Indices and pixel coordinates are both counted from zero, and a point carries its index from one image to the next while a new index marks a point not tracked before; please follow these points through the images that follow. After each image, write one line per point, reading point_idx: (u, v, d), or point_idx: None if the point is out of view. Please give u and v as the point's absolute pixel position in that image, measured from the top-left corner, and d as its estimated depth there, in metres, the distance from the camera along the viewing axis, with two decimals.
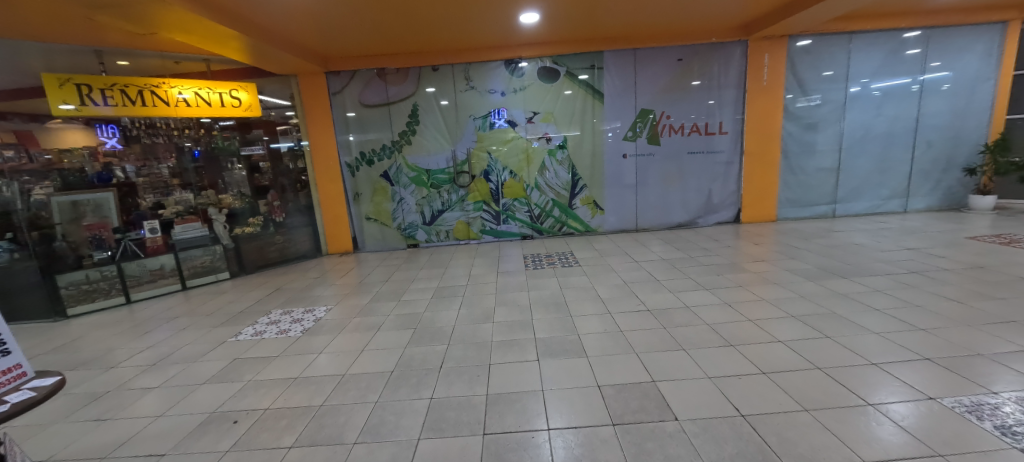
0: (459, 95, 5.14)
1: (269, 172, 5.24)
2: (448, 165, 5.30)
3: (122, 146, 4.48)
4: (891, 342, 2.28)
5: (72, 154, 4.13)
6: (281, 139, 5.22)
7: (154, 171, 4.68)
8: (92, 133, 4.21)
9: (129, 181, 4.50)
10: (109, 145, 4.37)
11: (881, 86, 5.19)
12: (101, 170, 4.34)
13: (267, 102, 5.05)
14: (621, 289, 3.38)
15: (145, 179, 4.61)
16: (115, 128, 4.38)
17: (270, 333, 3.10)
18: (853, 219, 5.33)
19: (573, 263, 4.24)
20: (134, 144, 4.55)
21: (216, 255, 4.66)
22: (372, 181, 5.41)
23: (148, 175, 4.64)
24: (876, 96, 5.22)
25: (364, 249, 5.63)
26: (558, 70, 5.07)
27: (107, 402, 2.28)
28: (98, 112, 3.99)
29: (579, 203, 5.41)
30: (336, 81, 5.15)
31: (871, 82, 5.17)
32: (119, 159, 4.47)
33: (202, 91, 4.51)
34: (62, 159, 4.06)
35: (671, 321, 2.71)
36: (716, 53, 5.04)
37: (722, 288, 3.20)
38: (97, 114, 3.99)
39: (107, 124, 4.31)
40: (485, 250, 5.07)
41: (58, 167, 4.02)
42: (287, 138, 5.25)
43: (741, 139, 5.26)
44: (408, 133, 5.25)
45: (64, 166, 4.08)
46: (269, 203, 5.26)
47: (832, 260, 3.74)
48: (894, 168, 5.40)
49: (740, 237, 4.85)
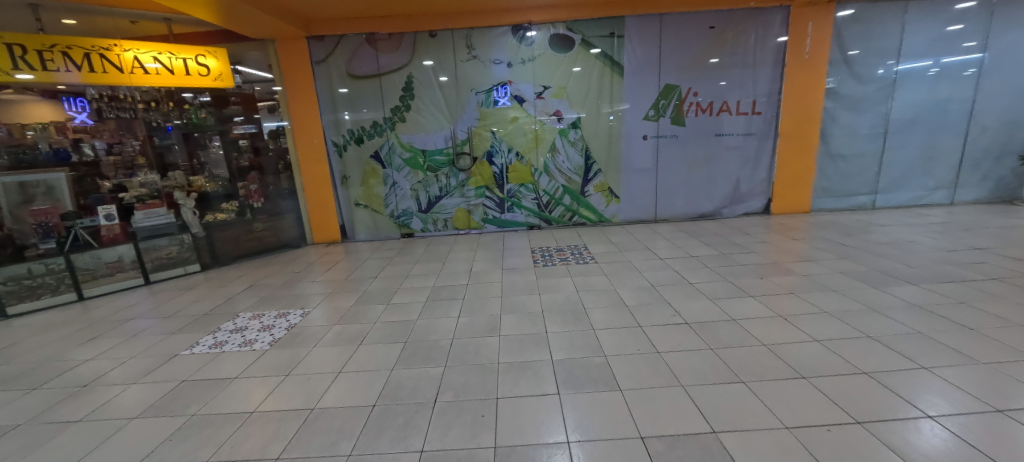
0: (460, 66, 4.52)
1: (249, 151, 4.68)
2: (447, 145, 4.70)
3: (94, 121, 3.92)
4: (1012, 378, 1.77)
5: (35, 128, 3.65)
6: (270, 119, 4.62)
7: (127, 150, 4.15)
8: (59, 107, 3.71)
9: (93, 161, 3.96)
10: (79, 121, 3.83)
11: (903, 69, 4.58)
12: (58, 148, 3.79)
13: (243, 73, 4.42)
14: (649, 294, 2.87)
15: (114, 158, 4.08)
16: (84, 102, 3.82)
17: (231, 344, 2.62)
18: (896, 212, 4.79)
19: (588, 259, 3.72)
20: (110, 120, 3.99)
21: (184, 245, 4.11)
22: (361, 162, 4.78)
23: (119, 153, 4.11)
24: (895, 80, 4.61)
25: (354, 239, 5.04)
26: (572, 37, 4.45)
27: (12, 441, 1.80)
28: (59, 79, 3.51)
29: (592, 191, 4.86)
30: (319, 48, 4.49)
31: (893, 64, 4.56)
32: (90, 135, 3.94)
33: (162, 56, 3.92)
34: (24, 135, 3.62)
35: (718, 341, 2.21)
36: (753, 20, 4.41)
37: (770, 296, 2.70)
38: (60, 81, 3.52)
39: (75, 97, 3.75)
40: (487, 242, 4.55)
41: (19, 143, 3.61)
42: (274, 117, 4.63)
43: (777, 121, 4.67)
44: (402, 108, 4.62)
45: (26, 143, 3.64)
46: (246, 188, 4.71)
47: (888, 261, 3.21)
48: (944, 155, 4.82)
49: (771, 231, 4.33)
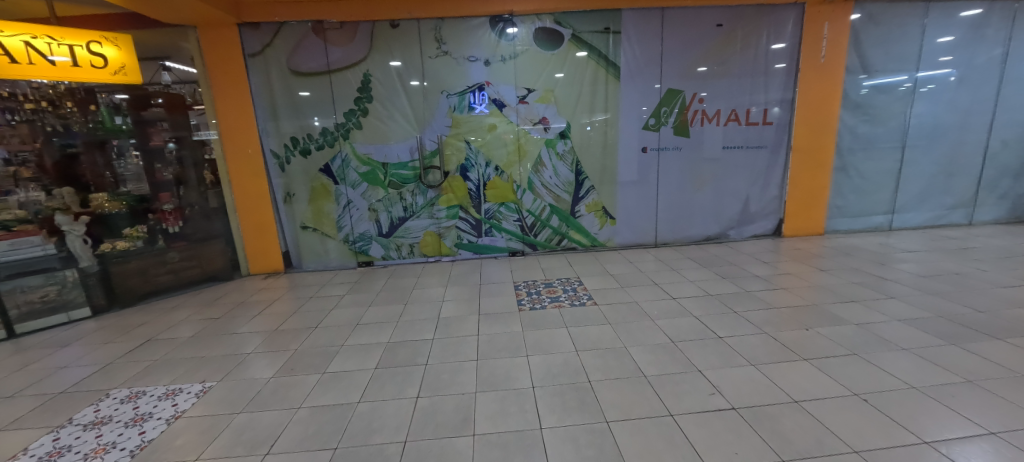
0: (428, 63, 3.80)
1: (174, 163, 3.81)
2: (413, 157, 3.95)
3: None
4: None
5: None
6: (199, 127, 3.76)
7: (26, 159, 3.20)
8: None
9: None
10: None
11: (872, 83, 4.13)
12: None
13: (174, 70, 3.63)
14: (669, 354, 2.20)
15: (13, 169, 3.15)
16: None
17: (72, 453, 1.75)
18: (916, 234, 4.34)
19: (585, 298, 3.03)
20: (21, 124, 3.16)
21: (66, 283, 3.23)
22: (308, 177, 3.97)
23: (19, 163, 3.18)
24: (863, 94, 4.14)
25: (300, 268, 4.19)
26: (562, 32, 3.81)
27: None
28: None
29: (584, 211, 4.20)
30: (253, 39, 3.68)
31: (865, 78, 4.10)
32: None
33: (37, 41, 2.94)
34: None
35: (791, 443, 1.53)
36: (764, 18, 3.90)
37: (831, 360, 2.07)
38: None
39: None
40: (462, 273, 3.81)
41: None
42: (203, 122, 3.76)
43: (789, 132, 4.16)
44: (358, 112, 3.85)
45: None
46: (158, 208, 3.80)
47: (947, 303, 2.66)
48: (962, 171, 4.42)
49: (790, 257, 3.76)
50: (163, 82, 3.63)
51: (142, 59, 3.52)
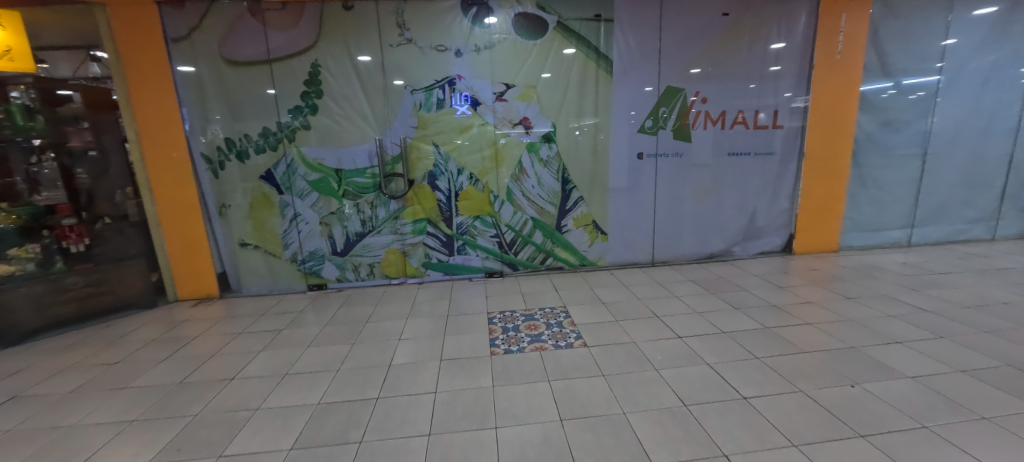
0: (390, 52, 3.24)
1: (96, 169, 3.14)
2: (372, 163, 3.38)
3: None
4: None
5: None
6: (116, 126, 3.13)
7: None
8: None
9: None
10: None
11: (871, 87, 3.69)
12: None
13: (105, 61, 3.04)
14: (684, 428, 1.66)
15: None
16: None
17: None
18: (938, 251, 3.92)
19: (573, 336, 2.49)
20: None
21: None
22: (246, 185, 3.37)
23: None
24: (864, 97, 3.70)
25: (240, 292, 3.57)
26: (546, 19, 3.30)
27: None
28: None
29: (571, 225, 3.68)
30: (177, 20, 3.09)
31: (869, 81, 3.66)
32: None
33: None
34: None
35: None
36: (775, 7, 3.44)
37: (897, 439, 1.55)
38: None
39: None
40: (429, 299, 3.24)
41: None
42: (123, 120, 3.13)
43: (801, 137, 3.70)
44: (305, 110, 3.27)
45: None
46: (57, 224, 3.03)
47: (1010, 344, 2.18)
48: (985, 181, 4.02)
49: (808, 280, 3.29)
50: (93, 75, 3.05)
51: (52, 47, 2.93)
